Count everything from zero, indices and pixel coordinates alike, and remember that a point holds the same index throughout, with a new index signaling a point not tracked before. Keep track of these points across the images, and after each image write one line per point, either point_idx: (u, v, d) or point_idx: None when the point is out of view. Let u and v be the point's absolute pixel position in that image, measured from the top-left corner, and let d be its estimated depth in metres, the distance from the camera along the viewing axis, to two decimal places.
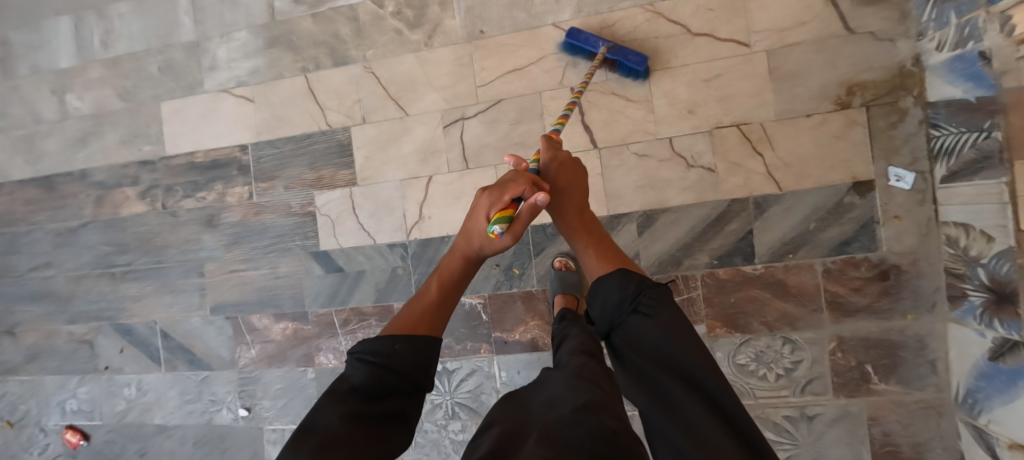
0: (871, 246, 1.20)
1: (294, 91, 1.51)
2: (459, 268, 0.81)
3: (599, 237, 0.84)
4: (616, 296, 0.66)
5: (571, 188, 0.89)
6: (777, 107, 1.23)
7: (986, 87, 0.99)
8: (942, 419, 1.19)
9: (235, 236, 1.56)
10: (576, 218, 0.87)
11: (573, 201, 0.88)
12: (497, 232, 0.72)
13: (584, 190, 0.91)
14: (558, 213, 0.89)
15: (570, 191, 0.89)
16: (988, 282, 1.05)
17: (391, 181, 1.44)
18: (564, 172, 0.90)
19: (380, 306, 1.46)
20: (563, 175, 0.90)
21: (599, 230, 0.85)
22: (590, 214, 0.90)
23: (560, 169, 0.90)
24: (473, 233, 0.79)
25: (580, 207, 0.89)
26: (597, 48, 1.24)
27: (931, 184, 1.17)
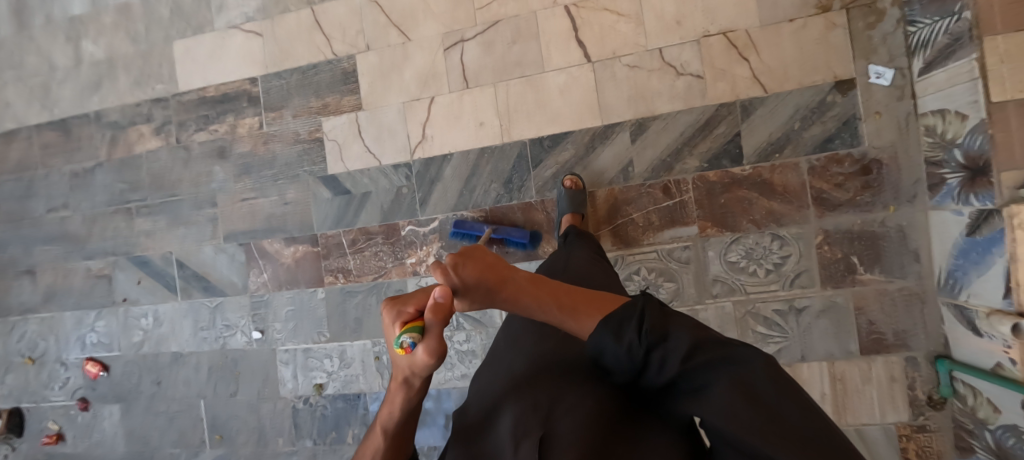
0: (852, 142, 1.26)
1: (299, 25, 1.58)
2: (400, 400, 0.61)
3: (553, 293, 0.68)
4: (616, 345, 0.59)
5: (491, 277, 0.66)
6: (761, 14, 1.29)
7: None
8: (925, 305, 1.24)
9: (245, 166, 1.63)
10: (526, 294, 0.67)
11: (500, 286, 0.66)
12: (407, 344, 0.54)
13: (501, 267, 0.68)
14: (502, 301, 0.67)
15: (490, 284, 0.65)
16: (964, 161, 1.11)
17: (394, 104, 1.51)
18: (474, 266, 0.65)
19: (385, 226, 1.53)
20: (472, 273, 0.64)
21: (556, 292, 0.67)
22: (530, 275, 0.70)
23: (472, 267, 0.65)
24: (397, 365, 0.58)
25: (509, 278, 0.67)
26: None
27: (910, 79, 1.23)
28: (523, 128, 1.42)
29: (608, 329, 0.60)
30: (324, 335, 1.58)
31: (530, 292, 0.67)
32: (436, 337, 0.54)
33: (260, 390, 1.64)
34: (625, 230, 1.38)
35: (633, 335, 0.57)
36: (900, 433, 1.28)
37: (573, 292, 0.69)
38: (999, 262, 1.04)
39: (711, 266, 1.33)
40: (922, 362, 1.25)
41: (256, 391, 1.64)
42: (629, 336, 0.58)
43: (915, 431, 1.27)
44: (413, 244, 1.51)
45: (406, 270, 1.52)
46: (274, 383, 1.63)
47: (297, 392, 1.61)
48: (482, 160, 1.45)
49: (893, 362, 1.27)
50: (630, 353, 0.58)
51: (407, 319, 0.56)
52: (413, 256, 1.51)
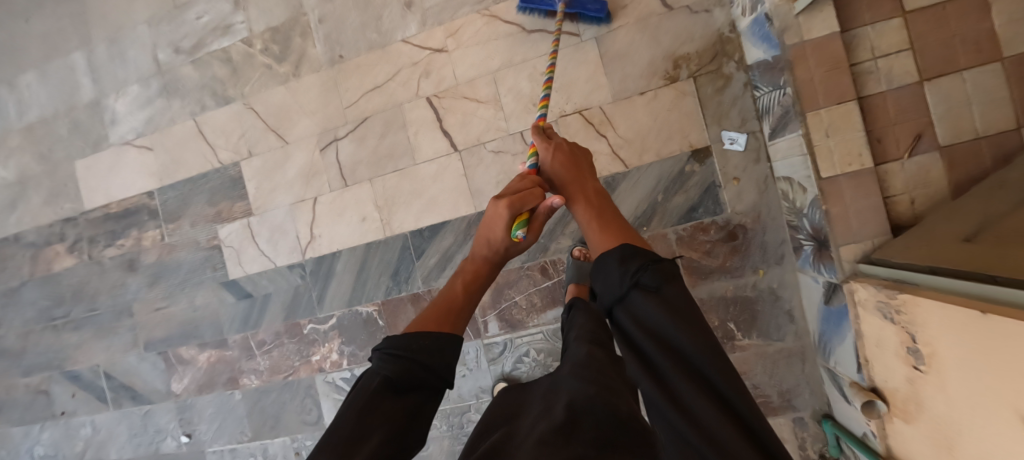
0: (715, 209, 1.25)
1: (185, 135, 1.61)
2: (485, 270, 0.86)
3: (602, 212, 0.80)
4: (615, 270, 0.64)
5: (570, 175, 0.91)
6: (613, 90, 1.29)
7: (773, 47, 1.08)
8: (806, 366, 1.24)
9: (154, 275, 1.67)
10: (586, 197, 0.85)
11: (572, 185, 0.89)
12: (520, 235, 0.85)
13: (582, 171, 0.92)
14: (564, 191, 0.91)
15: (566, 177, 0.91)
16: (812, 231, 1.10)
17: (282, 206, 1.53)
18: (559, 155, 0.95)
19: (289, 325, 1.55)
20: (563, 163, 0.93)
21: (608, 204, 0.83)
22: (594, 187, 0.88)
23: (557, 161, 0.94)
24: (490, 236, 0.84)
25: (581, 179, 0.90)
26: (555, 5, 1.25)
27: (763, 142, 1.22)
28: (403, 219, 1.44)
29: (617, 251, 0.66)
30: (246, 434, 1.62)
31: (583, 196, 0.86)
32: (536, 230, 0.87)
33: None
34: (509, 313, 1.38)
35: (631, 271, 0.62)
36: None
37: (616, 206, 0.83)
38: (850, 335, 1.04)
39: None
40: (810, 422, 1.24)
41: None
42: (631, 264, 0.63)
43: None
44: (316, 341, 1.54)
45: (313, 366, 1.54)
46: None
47: None
48: (369, 254, 1.48)
49: (782, 424, 1.26)
50: (622, 278, 0.63)
51: (517, 215, 0.83)
52: (318, 353, 1.54)
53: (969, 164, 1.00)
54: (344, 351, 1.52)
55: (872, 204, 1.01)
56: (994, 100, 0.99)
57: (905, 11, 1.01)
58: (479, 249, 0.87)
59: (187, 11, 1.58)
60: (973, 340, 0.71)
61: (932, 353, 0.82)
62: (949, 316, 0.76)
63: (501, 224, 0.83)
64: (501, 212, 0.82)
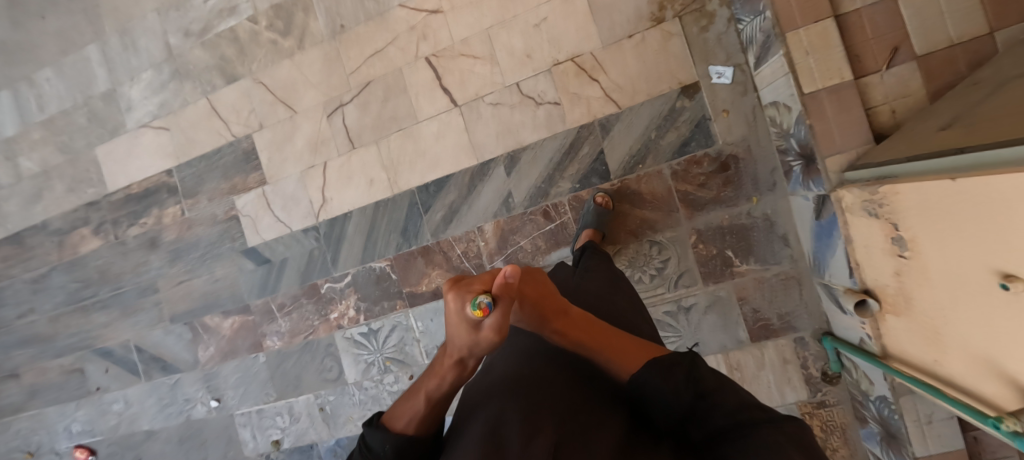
0: (707, 142, 1.31)
1: (199, 115, 1.70)
2: (451, 378, 0.63)
3: (606, 336, 0.70)
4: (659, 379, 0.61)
5: (549, 305, 0.71)
6: (602, 36, 1.36)
7: None
8: (803, 287, 1.29)
9: (176, 250, 1.75)
10: (583, 332, 0.70)
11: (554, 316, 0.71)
12: (483, 307, 0.58)
13: (558, 297, 0.74)
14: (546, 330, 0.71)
15: (544, 311, 0.70)
16: (799, 149, 1.15)
17: (293, 174, 1.61)
18: (528, 286, 0.71)
19: (306, 287, 1.63)
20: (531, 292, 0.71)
21: (601, 326, 0.72)
22: (580, 312, 0.74)
23: (527, 286, 0.71)
24: (456, 341, 0.61)
25: (561, 309, 0.72)
26: None
27: (749, 74, 1.27)
28: (409, 177, 1.52)
29: (657, 371, 0.62)
30: (271, 395, 1.69)
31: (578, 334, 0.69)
32: (504, 309, 0.58)
33: (227, 454, 1.76)
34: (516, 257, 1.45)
35: (681, 382, 0.60)
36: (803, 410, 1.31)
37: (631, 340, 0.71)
38: (840, 244, 1.09)
39: None
40: (811, 341, 1.29)
41: (223, 455, 1.76)
42: (677, 377, 0.61)
43: (816, 408, 1.31)
44: (333, 300, 1.61)
45: (332, 325, 1.61)
46: (237, 445, 1.74)
47: (258, 451, 1.72)
48: (378, 214, 1.55)
49: (783, 345, 1.31)
50: (677, 396, 0.60)
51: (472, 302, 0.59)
52: (335, 312, 1.61)
53: (945, 71, 1.04)
54: (360, 307, 1.59)
55: (854, 116, 1.06)
56: (967, 9, 1.03)
57: None
58: (450, 353, 0.63)
59: None
60: (951, 211, 0.76)
61: (913, 237, 0.87)
62: (925, 194, 0.81)
63: (462, 323, 0.59)
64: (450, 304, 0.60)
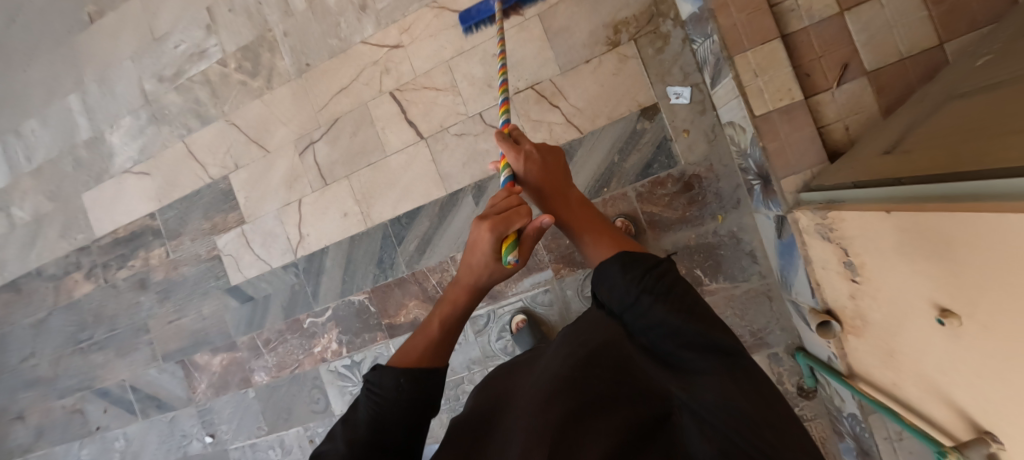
0: (670, 162, 1.31)
1: (177, 157, 1.72)
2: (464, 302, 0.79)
3: (590, 219, 0.87)
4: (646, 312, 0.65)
5: (553, 186, 0.90)
6: (560, 62, 1.36)
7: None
8: (773, 302, 1.28)
9: (164, 291, 1.79)
10: (576, 210, 0.88)
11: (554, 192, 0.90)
12: None
13: (562, 183, 0.91)
14: (546, 203, 0.90)
15: (547, 194, 0.89)
16: (757, 169, 1.15)
17: (270, 212, 1.64)
18: (534, 167, 0.90)
19: (290, 322, 1.65)
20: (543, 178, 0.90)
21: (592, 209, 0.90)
22: (577, 194, 0.92)
23: (537, 174, 0.90)
24: (473, 264, 0.78)
25: (562, 191, 0.90)
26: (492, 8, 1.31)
27: (707, 93, 1.27)
28: (380, 210, 1.53)
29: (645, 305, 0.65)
30: (263, 429, 1.73)
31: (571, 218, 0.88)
32: None
33: None
34: None
35: (658, 317, 0.64)
36: None
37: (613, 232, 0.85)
38: (800, 264, 1.09)
39: (573, 303, 1.40)
40: (784, 356, 1.29)
41: None
42: (653, 312, 0.64)
43: None
44: (316, 334, 1.63)
45: (316, 358, 1.64)
46: None
47: None
48: (354, 247, 1.57)
49: (757, 361, 1.31)
50: (661, 329, 0.63)
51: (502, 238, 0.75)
52: (319, 345, 1.63)
53: (897, 85, 1.03)
54: (342, 340, 1.61)
55: (806, 136, 1.05)
56: (914, 21, 1.02)
57: None
58: (466, 277, 0.80)
59: (165, 42, 1.69)
60: (890, 242, 0.76)
61: (866, 264, 0.85)
62: (880, 227, 0.78)
63: None
64: (485, 235, 0.75)
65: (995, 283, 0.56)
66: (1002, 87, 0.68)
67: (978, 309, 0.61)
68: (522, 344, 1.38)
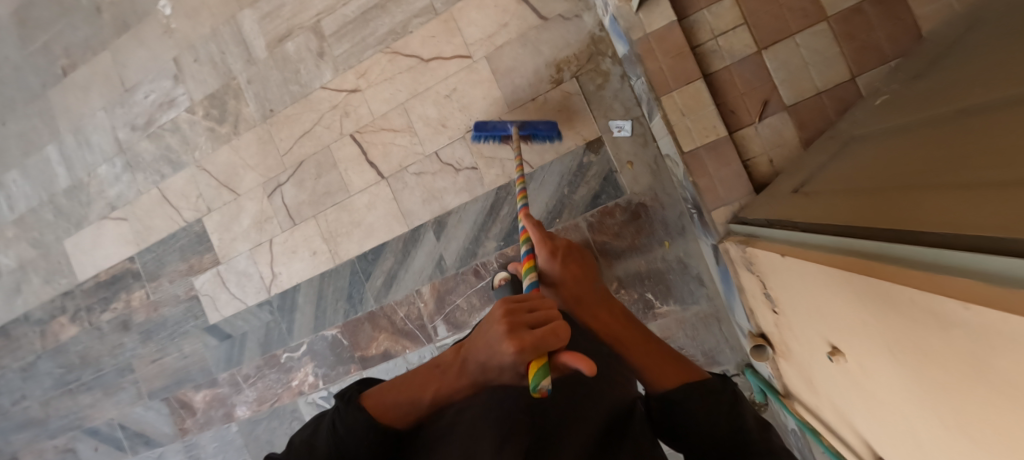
0: (617, 193, 1.37)
1: (152, 202, 1.78)
2: (462, 391, 0.64)
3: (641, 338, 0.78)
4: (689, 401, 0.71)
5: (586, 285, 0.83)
6: (508, 101, 1.42)
7: (625, 42, 1.21)
8: (721, 323, 1.34)
9: (145, 332, 1.84)
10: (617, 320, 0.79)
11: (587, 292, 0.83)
12: (543, 390, 0.55)
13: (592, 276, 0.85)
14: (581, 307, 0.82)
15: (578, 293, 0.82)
16: (692, 199, 1.20)
17: (243, 252, 1.69)
18: (569, 263, 0.85)
19: (267, 357, 1.70)
20: (572, 276, 0.83)
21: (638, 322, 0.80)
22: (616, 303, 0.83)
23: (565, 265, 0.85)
24: (489, 364, 0.59)
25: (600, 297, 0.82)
26: None
27: (647, 127, 1.34)
28: (348, 247, 1.59)
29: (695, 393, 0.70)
30: None
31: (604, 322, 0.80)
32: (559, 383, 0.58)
33: None
34: (454, 316, 1.51)
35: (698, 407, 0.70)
36: None
37: (656, 344, 0.78)
38: (735, 290, 1.15)
39: None
40: (735, 374, 1.34)
41: None
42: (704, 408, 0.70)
43: None
44: (292, 368, 1.68)
45: (294, 391, 1.68)
46: None
47: None
48: (325, 283, 1.63)
49: None
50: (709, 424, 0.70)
51: (530, 360, 0.56)
52: (295, 379, 1.68)
53: (815, 119, 1.09)
54: (318, 373, 1.66)
55: (732, 170, 1.11)
56: (827, 58, 1.09)
57: None
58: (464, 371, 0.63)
59: (136, 92, 1.75)
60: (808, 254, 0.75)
61: (782, 294, 0.90)
62: (785, 262, 0.83)
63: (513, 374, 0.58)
64: (506, 356, 0.56)
65: (865, 324, 0.61)
66: (903, 139, 0.74)
67: (851, 345, 0.67)
68: None
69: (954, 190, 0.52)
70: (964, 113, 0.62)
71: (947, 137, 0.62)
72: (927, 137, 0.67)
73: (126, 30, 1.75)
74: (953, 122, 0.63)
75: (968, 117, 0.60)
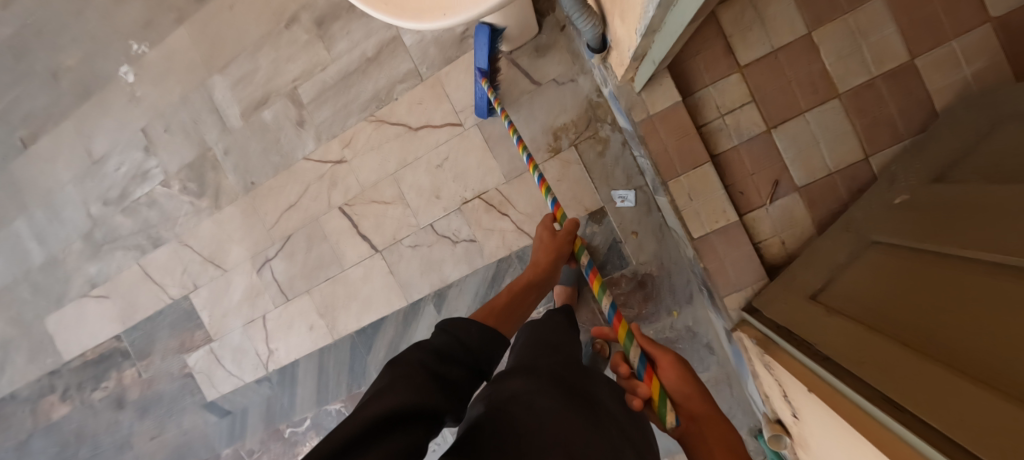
0: (622, 263, 1.33)
1: (135, 278, 1.70)
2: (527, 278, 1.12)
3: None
4: None
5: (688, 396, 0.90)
6: (505, 170, 1.36)
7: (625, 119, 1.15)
8: (733, 389, 1.33)
9: (141, 408, 1.78)
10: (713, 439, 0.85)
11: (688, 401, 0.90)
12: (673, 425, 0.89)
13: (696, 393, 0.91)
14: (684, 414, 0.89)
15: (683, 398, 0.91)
16: (702, 278, 1.17)
17: (236, 328, 1.63)
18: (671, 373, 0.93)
19: (270, 431, 1.66)
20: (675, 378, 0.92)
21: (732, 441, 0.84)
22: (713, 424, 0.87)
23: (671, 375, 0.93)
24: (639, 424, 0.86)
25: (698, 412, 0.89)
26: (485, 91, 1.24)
27: (651, 195, 1.29)
28: (346, 320, 1.54)
29: None
30: None
31: (695, 434, 0.87)
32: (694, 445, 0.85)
33: None
34: None
35: None
36: None
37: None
38: (750, 373, 1.13)
39: None
40: (749, 438, 1.34)
41: None
42: None
43: None
44: (297, 442, 1.63)
45: None
46: None
47: None
48: (325, 358, 1.58)
49: None
50: None
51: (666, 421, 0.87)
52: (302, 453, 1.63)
53: (827, 199, 1.05)
54: None
55: (743, 255, 1.08)
56: (839, 135, 1.04)
57: (741, 65, 1.05)
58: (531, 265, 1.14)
59: (105, 165, 1.65)
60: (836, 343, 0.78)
61: (802, 405, 0.89)
62: (808, 388, 0.81)
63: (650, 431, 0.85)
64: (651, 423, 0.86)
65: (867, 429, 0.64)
66: (924, 272, 0.71)
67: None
68: None
69: (972, 376, 0.52)
70: (986, 270, 0.60)
71: (977, 294, 0.59)
72: (963, 280, 0.63)
73: (87, 98, 1.63)
74: (975, 278, 0.61)
75: (989, 279, 0.58)
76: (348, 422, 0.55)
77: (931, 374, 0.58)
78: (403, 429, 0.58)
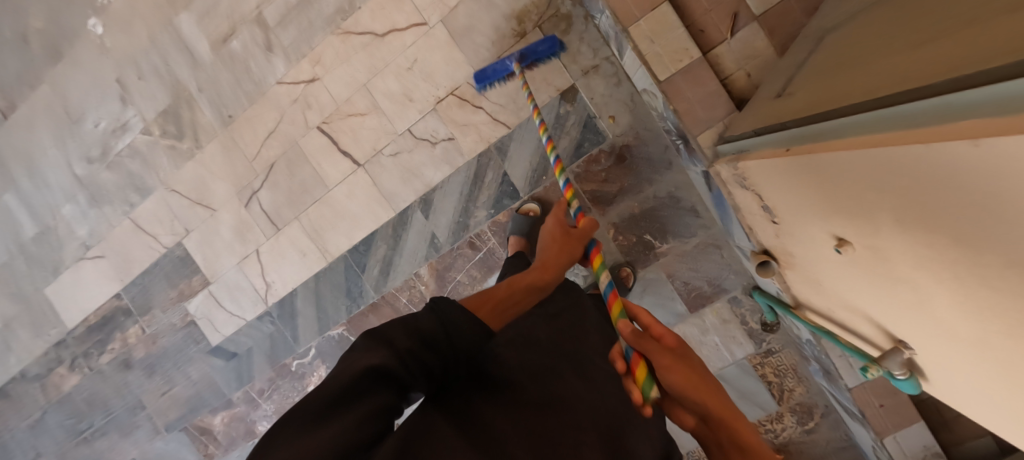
0: (598, 139, 1.35)
1: (126, 233, 1.71)
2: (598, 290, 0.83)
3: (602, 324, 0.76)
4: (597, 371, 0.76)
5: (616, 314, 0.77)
6: (472, 63, 1.37)
7: None
8: (723, 251, 1.34)
9: (149, 366, 1.79)
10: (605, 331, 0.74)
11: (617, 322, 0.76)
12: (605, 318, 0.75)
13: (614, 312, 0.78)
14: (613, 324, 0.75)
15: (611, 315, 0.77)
16: (675, 128, 1.17)
17: (231, 268, 1.65)
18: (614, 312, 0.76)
19: (277, 368, 1.67)
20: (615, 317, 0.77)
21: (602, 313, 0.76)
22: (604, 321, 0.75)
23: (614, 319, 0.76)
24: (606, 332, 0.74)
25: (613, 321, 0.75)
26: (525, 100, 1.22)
27: (618, 65, 1.30)
28: (337, 242, 1.55)
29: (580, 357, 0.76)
30: None
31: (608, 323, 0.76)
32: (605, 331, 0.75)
33: None
34: (457, 291, 1.49)
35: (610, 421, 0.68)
36: (753, 362, 1.37)
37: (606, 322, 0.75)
38: (732, 212, 1.14)
39: None
40: (744, 297, 1.35)
41: None
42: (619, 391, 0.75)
43: (763, 357, 1.37)
44: (306, 373, 1.65)
45: None
46: None
47: None
48: (320, 283, 1.59)
49: (720, 308, 1.37)
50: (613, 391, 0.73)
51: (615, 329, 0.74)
52: (311, 383, 1.65)
53: (786, 25, 1.06)
54: None
55: (711, 91, 1.09)
56: None
57: None
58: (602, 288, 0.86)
59: (84, 123, 1.66)
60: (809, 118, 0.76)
61: (778, 204, 0.90)
62: (783, 165, 0.80)
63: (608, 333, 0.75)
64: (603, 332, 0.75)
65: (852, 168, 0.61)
66: (888, 18, 0.70)
67: (874, 242, 0.64)
68: (516, 223, 1.37)
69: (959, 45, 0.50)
70: None
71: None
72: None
73: (59, 58, 1.64)
74: None
75: None
76: (326, 383, 0.51)
77: (911, 77, 0.56)
78: (375, 393, 0.53)
